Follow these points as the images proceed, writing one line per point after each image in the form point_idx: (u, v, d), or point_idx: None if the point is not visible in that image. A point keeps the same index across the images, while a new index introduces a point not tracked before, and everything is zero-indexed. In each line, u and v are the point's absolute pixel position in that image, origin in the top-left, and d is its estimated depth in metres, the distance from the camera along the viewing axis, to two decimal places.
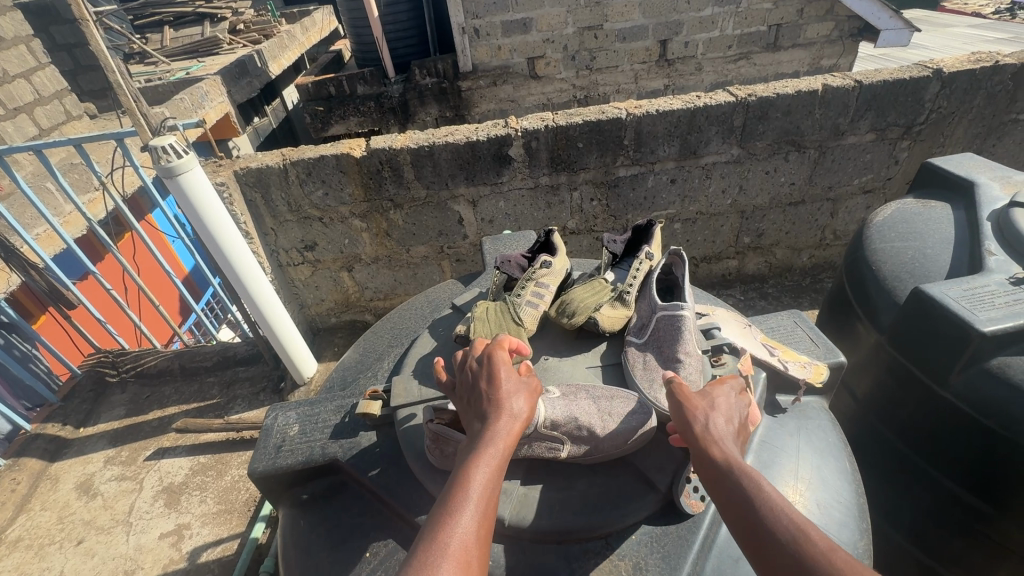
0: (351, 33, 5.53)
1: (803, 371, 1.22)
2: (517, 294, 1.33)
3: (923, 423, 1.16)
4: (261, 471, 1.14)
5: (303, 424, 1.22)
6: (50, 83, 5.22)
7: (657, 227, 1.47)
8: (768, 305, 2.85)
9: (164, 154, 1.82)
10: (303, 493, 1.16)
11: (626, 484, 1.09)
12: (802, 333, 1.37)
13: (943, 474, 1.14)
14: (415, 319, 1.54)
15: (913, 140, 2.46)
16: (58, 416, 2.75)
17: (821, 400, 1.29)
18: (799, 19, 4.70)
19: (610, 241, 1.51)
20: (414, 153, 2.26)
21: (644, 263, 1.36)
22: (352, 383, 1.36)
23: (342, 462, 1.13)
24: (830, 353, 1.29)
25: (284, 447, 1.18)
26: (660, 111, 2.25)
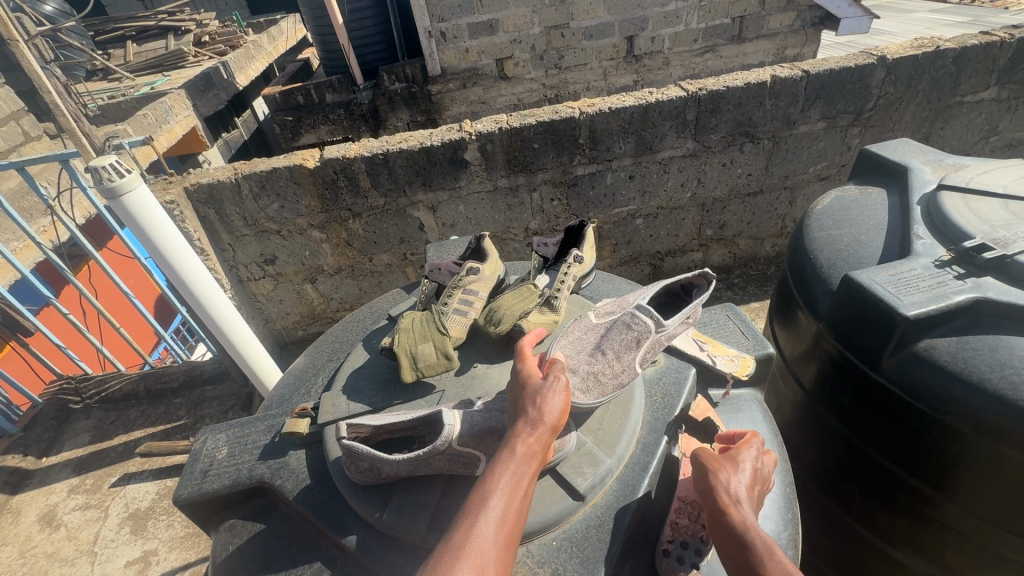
0: (316, 41, 5.47)
1: (730, 364, 1.27)
2: (444, 302, 1.32)
3: (862, 407, 1.18)
4: (186, 497, 1.11)
5: (231, 447, 1.21)
6: (5, 104, 5.08)
7: (588, 227, 1.49)
8: (735, 295, 2.88)
9: (106, 174, 1.77)
10: (231, 517, 1.14)
11: (548, 489, 1.07)
12: (734, 327, 1.41)
13: (886, 457, 1.16)
14: (356, 330, 1.53)
15: (864, 126, 2.51)
16: (19, 447, 2.67)
17: (753, 392, 1.32)
18: (761, 10, 4.76)
19: (541, 245, 1.53)
20: (368, 161, 2.24)
21: (572, 266, 1.41)
22: (286, 401, 1.35)
23: (270, 483, 1.12)
24: (758, 345, 1.33)
25: (211, 471, 1.16)
26: (613, 109, 2.26)
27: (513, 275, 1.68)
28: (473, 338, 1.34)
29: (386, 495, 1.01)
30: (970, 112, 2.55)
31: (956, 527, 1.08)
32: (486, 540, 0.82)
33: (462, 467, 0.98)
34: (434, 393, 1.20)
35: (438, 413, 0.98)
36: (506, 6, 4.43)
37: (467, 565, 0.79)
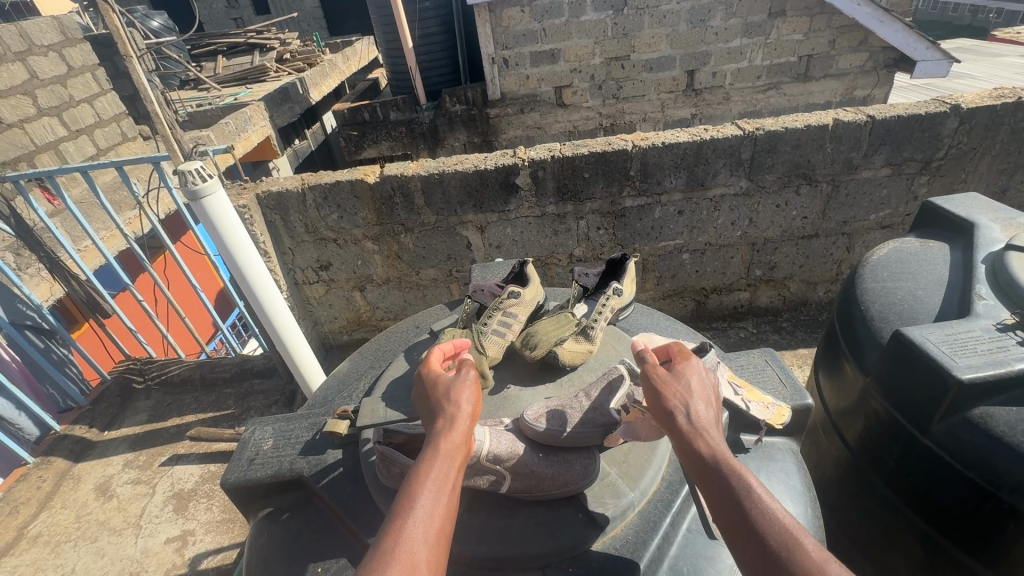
0: (387, 63, 5.79)
1: (764, 413, 1.17)
2: (484, 322, 1.35)
3: (910, 471, 1.12)
4: (232, 483, 1.19)
5: (276, 439, 1.29)
6: (110, 107, 5.64)
7: (630, 261, 1.51)
8: (783, 339, 2.79)
9: (191, 177, 1.95)
10: (269, 506, 1.21)
11: (568, 517, 1.08)
12: (772, 374, 1.35)
13: (930, 524, 1.10)
14: (398, 342, 1.61)
15: (932, 175, 2.40)
16: (86, 419, 2.91)
17: (788, 442, 1.27)
18: (831, 50, 4.65)
19: (582, 274, 1.55)
20: (424, 180, 2.35)
21: (611, 298, 1.43)
22: (330, 401, 1.43)
23: (307, 477, 1.19)
24: (796, 395, 1.27)
25: (256, 460, 1.24)
26: (666, 144, 2.28)
27: (553, 301, 1.71)
28: (507, 357, 1.38)
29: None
30: None
31: None
32: (416, 541, 0.78)
33: (488, 484, 1.04)
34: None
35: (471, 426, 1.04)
36: (569, 37, 4.56)
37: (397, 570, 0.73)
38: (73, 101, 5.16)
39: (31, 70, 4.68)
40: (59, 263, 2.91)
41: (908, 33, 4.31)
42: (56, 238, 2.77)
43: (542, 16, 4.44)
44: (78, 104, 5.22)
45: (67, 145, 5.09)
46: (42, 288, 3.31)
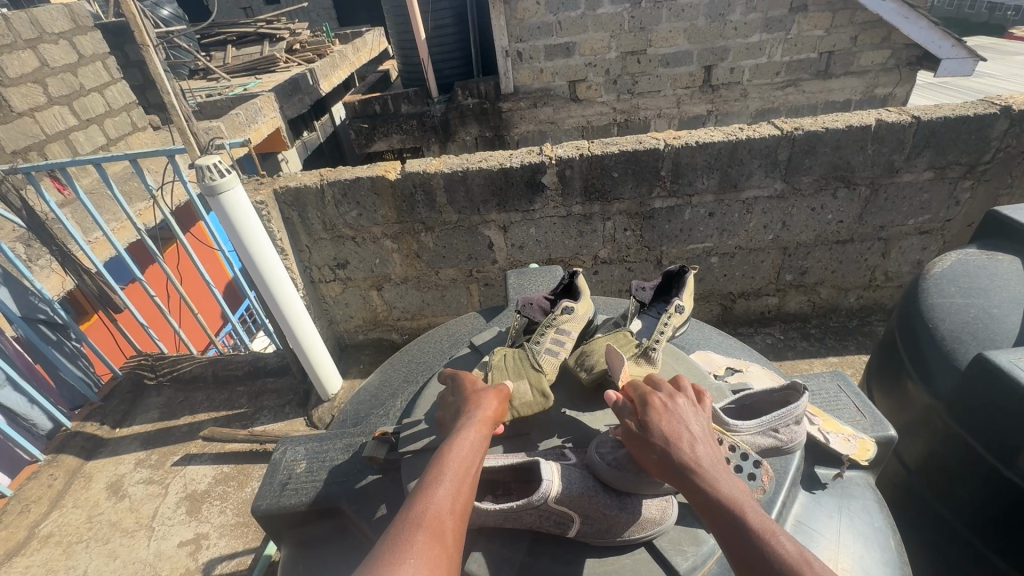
0: (399, 54, 5.69)
1: (845, 446, 1.10)
2: (537, 340, 1.30)
3: (981, 499, 1.13)
4: (265, 510, 1.14)
5: (309, 462, 1.23)
6: (120, 97, 5.58)
7: (690, 273, 1.43)
8: (811, 346, 2.70)
9: (209, 172, 1.88)
10: (304, 533, 1.16)
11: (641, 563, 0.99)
12: (847, 401, 1.25)
13: (1001, 556, 1.11)
14: (432, 353, 1.55)
15: (976, 180, 2.30)
16: (98, 416, 2.86)
17: (866, 476, 1.17)
18: (852, 46, 4.51)
19: (639, 289, 1.45)
20: (447, 178, 2.27)
21: (673, 316, 1.35)
22: (364, 419, 1.37)
23: (345, 505, 1.12)
24: (877, 426, 1.18)
25: (290, 484, 1.19)
26: (699, 143, 2.18)
27: (604, 314, 1.64)
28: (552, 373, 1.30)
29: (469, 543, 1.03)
30: None
31: None
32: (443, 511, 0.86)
33: (555, 527, 0.96)
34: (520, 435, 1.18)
35: (538, 463, 0.98)
36: (585, 30, 4.44)
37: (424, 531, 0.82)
38: (84, 90, 5.10)
39: (41, 58, 4.62)
40: (70, 256, 2.85)
41: (933, 31, 4.14)
42: (67, 230, 2.70)
43: (557, 9, 4.33)
44: (89, 93, 5.16)
45: (78, 134, 5.03)
46: (53, 281, 3.26)
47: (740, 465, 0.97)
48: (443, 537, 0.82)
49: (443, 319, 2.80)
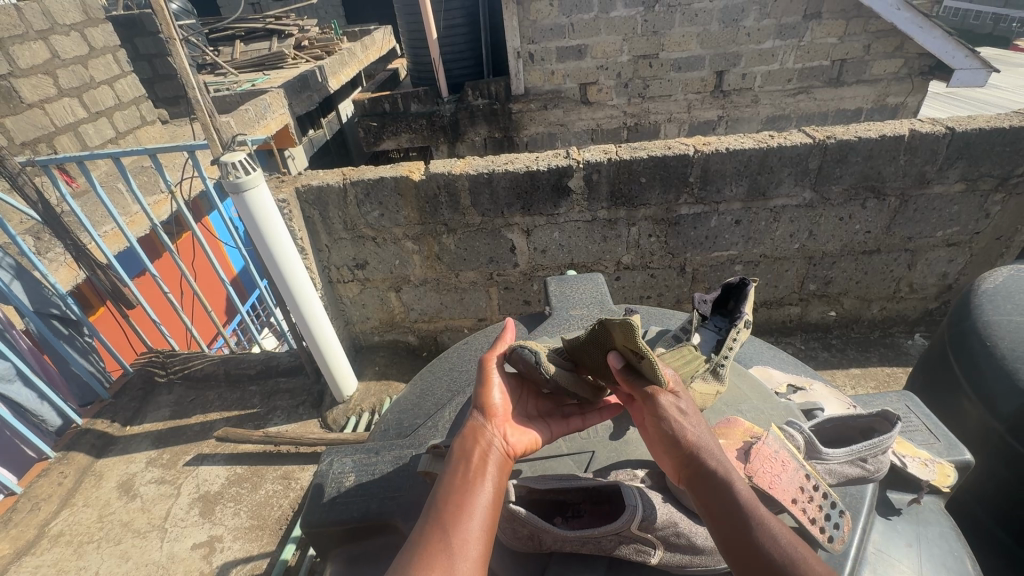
0: (409, 53, 5.65)
1: (925, 471, 1.06)
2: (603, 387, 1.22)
3: None
4: (316, 524, 1.16)
5: (358, 475, 1.24)
6: (129, 89, 5.54)
7: (752, 285, 1.35)
8: (832, 357, 2.68)
9: (233, 170, 1.85)
10: (355, 549, 1.17)
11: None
12: (919, 422, 1.21)
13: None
14: (473, 363, 1.55)
15: (1007, 193, 2.28)
16: (108, 413, 2.83)
17: (937, 500, 1.12)
18: (865, 55, 4.47)
19: (701, 301, 1.39)
20: (472, 180, 2.24)
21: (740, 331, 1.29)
22: (409, 431, 1.37)
23: (399, 523, 1.13)
24: (953, 450, 1.14)
25: (339, 497, 1.19)
26: (729, 150, 2.15)
27: (654, 324, 1.60)
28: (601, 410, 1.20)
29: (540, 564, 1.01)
30: None
31: None
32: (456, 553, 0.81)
33: (635, 554, 0.92)
34: (583, 453, 1.19)
35: (619, 485, 0.97)
36: (598, 33, 4.41)
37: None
38: (93, 82, 5.06)
39: (52, 50, 4.58)
40: (84, 249, 2.82)
41: (946, 40, 4.12)
42: (80, 222, 2.65)
43: (571, 11, 4.30)
44: (99, 86, 5.12)
45: (87, 127, 4.99)
46: (64, 274, 3.22)
47: (831, 514, 0.91)
48: None
49: (461, 322, 2.76)
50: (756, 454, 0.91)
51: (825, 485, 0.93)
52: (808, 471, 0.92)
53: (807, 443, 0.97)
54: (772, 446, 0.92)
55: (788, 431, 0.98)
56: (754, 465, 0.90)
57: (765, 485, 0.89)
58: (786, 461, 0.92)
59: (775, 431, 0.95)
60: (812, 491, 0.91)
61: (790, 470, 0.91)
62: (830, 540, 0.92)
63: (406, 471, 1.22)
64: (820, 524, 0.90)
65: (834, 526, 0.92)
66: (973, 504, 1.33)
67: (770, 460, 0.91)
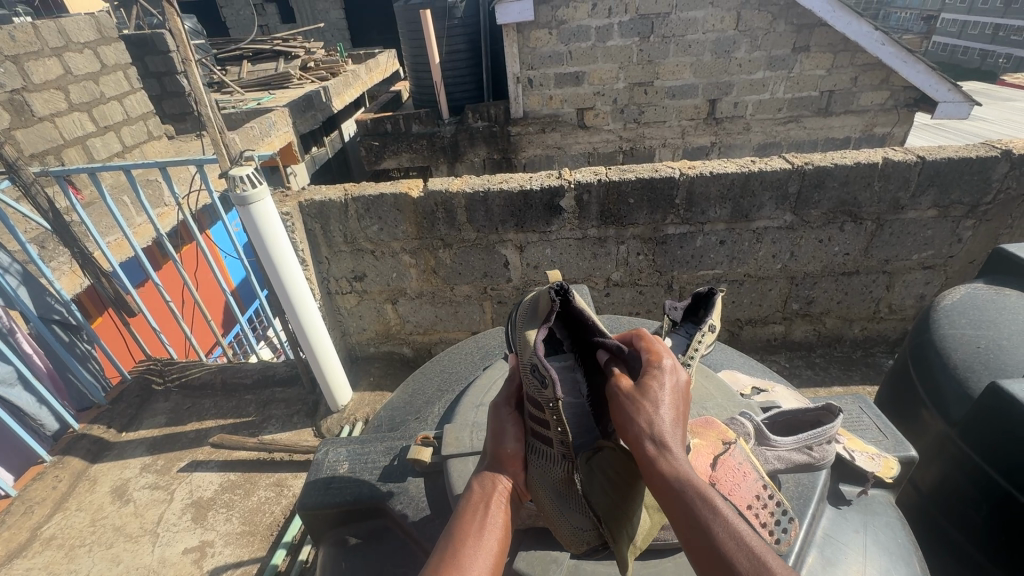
0: (412, 76, 5.84)
1: (871, 463, 1.13)
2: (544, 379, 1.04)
3: (977, 516, 1.23)
4: (310, 507, 1.22)
5: (352, 463, 1.31)
6: (138, 106, 5.69)
7: (719, 295, 1.41)
8: (815, 375, 2.75)
9: (242, 183, 1.95)
10: (346, 533, 1.23)
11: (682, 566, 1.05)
12: (869, 421, 1.29)
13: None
14: (464, 365, 1.63)
15: (978, 220, 2.39)
16: (105, 419, 2.86)
17: (888, 495, 1.19)
18: (852, 87, 4.65)
19: (671, 308, 1.44)
20: (469, 197, 2.34)
21: (706, 334, 1.35)
22: (401, 425, 1.44)
23: (389, 507, 1.20)
24: (899, 446, 1.22)
25: (333, 483, 1.26)
26: (713, 174, 2.27)
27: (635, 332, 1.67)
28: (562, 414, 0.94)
29: (514, 541, 1.08)
30: None
31: None
32: None
33: None
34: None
35: None
36: (595, 61, 4.60)
37: None
38: (104, 98, 5.21)
39: (66, 66, 4.74)
40: (90, 258, 2.90)
41: (929, 74, 4.32)
42: (87, 230, 2.71)
43: (569, 40, 4.49)
44: (109, 101, 5.27)
45: (95, 140, 5.12)
46: (67, 281, 3.33)
47: (782, 521, 0.96)
48: None
49: (455, 335, 2.83)
50: (719, 463, 0.96)
51: (780, 493, 0.98)
52: (767, 482, 0.97)
53: (756, 430, 1.06)
54: (736, 457, 0.98)
55: (738, 421, 1.07)
56: (718, 472, 0.95)
57: (725, 492, 0.93)
58: (747, 472, 0.96)
59: (741, 444, 1.01)
60: (767, 499, 0.96)
61: (750, 480, 0.96)
62: (778, 543, 0.96)
63: (397, 463, 1.29)
64: (769, 528, 0.95)
65: (783, 531, 0.96)
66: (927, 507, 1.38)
67: (733, 469, 0.96)
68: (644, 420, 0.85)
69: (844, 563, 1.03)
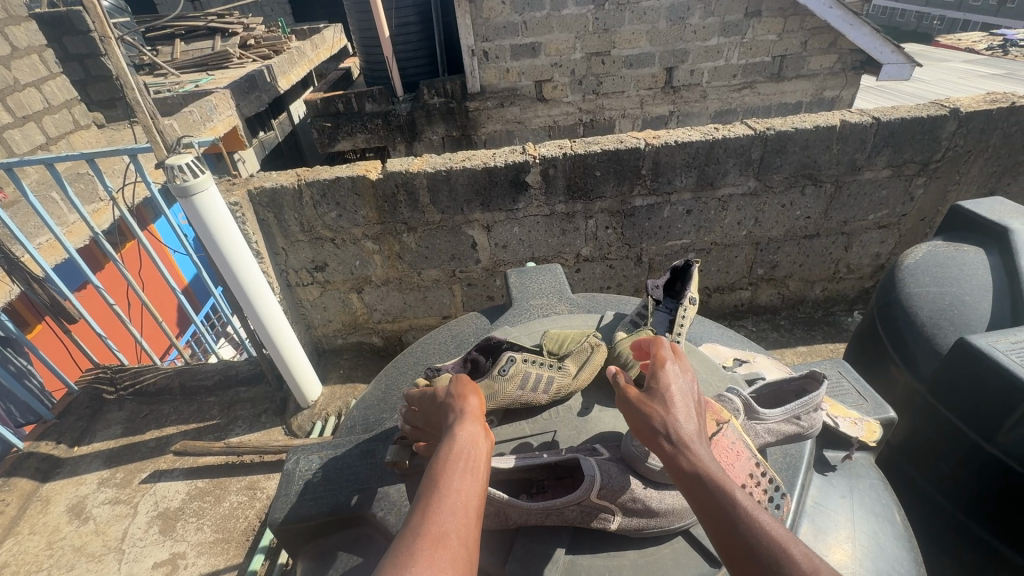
0: (361, 52, 5.55)
1: (855, 429, 1.16)
2: (521, 379, 1.19)
3: (948, 468, 1.28)
4: (282, 522, 1.16)
5: (325, 471, 1.25)
6: (60, 92, 5.21)
7: (694, 267, 1.47)
8: (781, 337, 2.83)
9: (181, 173, 1.79)
10: (323, 545, 1.17)
11: (674, 550, 1.05)
12: (849, 386, 1.32)
13: (973, 521, 1.24)
14: (437, 356, 1.56)
15: (928, 177, 2.47)
16: (53, 435, 2.67)
17: (868, 455, 1.23)
18: (802, 51, 4.72)
19: (654, 287, 1.45)
20: (430, 177, 2.24)
21: (688, 310, 1.39)
22: (375, 424, 1.39)
23: (369, 515, 1.15)
24: (879, 409, 1.25)
25: (306, 496, 1.20)
26: (678, 143, 2.25)
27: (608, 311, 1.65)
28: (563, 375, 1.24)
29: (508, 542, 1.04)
30: None
31: None
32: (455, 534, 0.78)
33: (596, 522, 0.99)
34: (546, 431, 1.22)
35: (578, 459, 1.01)
36: (551, 31, 4.48)
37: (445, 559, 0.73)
38: (19, 85, 4.74)
39: None
40: (17, 262, 2.64)
41: (875, 37, 4.40)
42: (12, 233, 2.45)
43: (523, 9, 4.34)
44: (25, 88, 4.80)
45: (13, 132, 4.66)
46: None
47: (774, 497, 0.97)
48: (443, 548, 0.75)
49: (425, 321, 2.77)
50: (718, 447, 0.94)
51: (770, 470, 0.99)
52: (758, 460, 0.97)
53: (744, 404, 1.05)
54: (729, 437, 0.97)
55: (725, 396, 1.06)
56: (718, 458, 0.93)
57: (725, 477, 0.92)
58: (739, 451, 0.96)
59: (733, 422, 0.99)
60: (759, 476, 0.97)
61: (742, 459, 0.96)
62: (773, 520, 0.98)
63: (375, 466, 1.24)
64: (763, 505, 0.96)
65: (776, 506, 0.98)
66: (895, 460, 1.43)
67: (728, 450, 0.95)
68: (660, 423, 0.90)
69: (833, 530, 1.05)
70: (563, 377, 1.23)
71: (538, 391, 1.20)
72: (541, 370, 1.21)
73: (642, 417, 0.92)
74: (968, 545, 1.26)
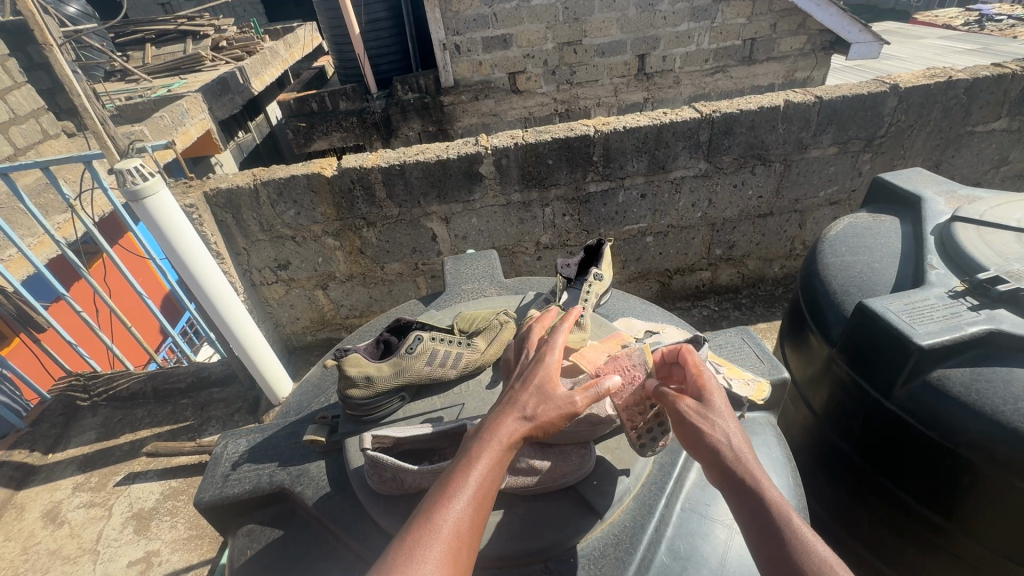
0: (333, 50, 5.54)
1: (746, 389, 1.27)
2: (429, 356, 1.25)
3: (859, 429, 1.35)
4: (207, 501, 1.22)
5: (250, 452, 1.33)
6: (26, 102, 5.17)
7: (606, 245, 1.55)
8: (744, 315, 2.88)
9: (130, 177, 1.81)
10: (249, 521, 1.24)
11: (565, 506, 1.15)
12: (750, 351, 1.48)
13: (909, 494, 1.26)
14: None
15: (875, 153, 2.54)
16: (26, 443, 2.69)
17: (767, 415, 1.39)
18: (772, 33, 4.77)
19: (564, 266, 1.55)
20: (385, 172, 2.27)
21: (593, 284, 1.47)
22: (307, 409, 1.45)
23: (290, 489, 1.23)
24: (773, 370, 1.40)
25: (231, 476, 1.27)
26: (627, 128, 2.29)
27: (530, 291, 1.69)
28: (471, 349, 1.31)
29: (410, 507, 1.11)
30: (980, 142, 2.57)
31: (968, 556, 1.19)
32: (462, 527, 0.86)
33: None
34: (454, 405, 1.27)
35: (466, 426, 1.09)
36: (521, 22, 4.49)
37: (441, 547, 0.82)
38: None
39: None
40: None
41: (842, 16, 4.46)
42: None
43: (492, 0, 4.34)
44: None
45: None
46: None
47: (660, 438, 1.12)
48: (456, 546, 0.84)
49: None
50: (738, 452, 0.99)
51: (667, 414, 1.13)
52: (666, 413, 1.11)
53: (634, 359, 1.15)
54: None
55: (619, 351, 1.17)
56: None
57: None
58: None
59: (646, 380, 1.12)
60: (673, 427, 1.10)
61: None
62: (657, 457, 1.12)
63: (314, 453, 1.29)
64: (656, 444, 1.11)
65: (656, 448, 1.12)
66: (819, 426, 1.50)
67: None
68: (719, 432, 0.93)
69: None
70: (472, 352, 1.31)
71: (447, 365, 1.28)
72: (449, 347, 1.28)
73: (699, 427, 0.95)
74: (882, 499, 1.33)
